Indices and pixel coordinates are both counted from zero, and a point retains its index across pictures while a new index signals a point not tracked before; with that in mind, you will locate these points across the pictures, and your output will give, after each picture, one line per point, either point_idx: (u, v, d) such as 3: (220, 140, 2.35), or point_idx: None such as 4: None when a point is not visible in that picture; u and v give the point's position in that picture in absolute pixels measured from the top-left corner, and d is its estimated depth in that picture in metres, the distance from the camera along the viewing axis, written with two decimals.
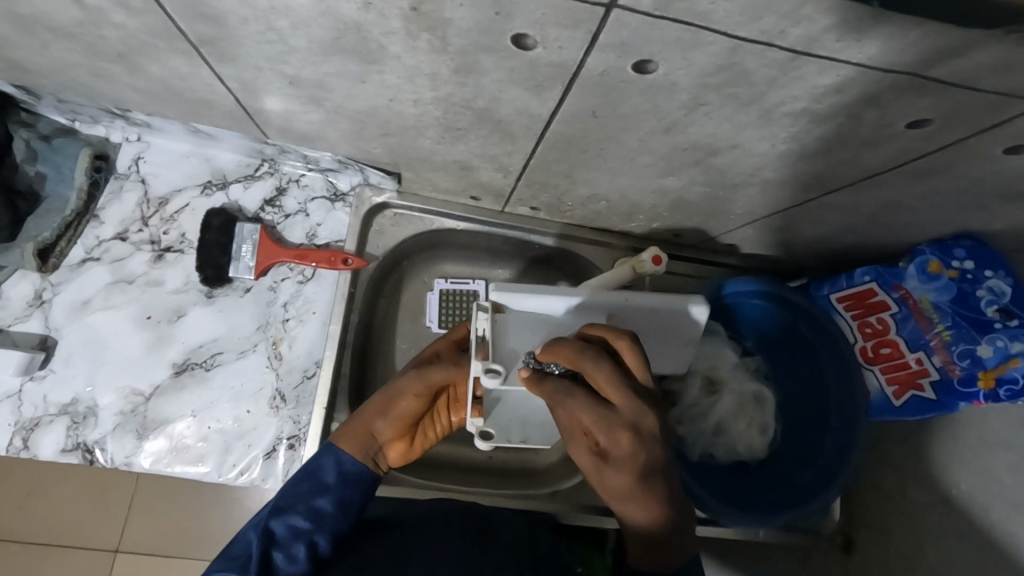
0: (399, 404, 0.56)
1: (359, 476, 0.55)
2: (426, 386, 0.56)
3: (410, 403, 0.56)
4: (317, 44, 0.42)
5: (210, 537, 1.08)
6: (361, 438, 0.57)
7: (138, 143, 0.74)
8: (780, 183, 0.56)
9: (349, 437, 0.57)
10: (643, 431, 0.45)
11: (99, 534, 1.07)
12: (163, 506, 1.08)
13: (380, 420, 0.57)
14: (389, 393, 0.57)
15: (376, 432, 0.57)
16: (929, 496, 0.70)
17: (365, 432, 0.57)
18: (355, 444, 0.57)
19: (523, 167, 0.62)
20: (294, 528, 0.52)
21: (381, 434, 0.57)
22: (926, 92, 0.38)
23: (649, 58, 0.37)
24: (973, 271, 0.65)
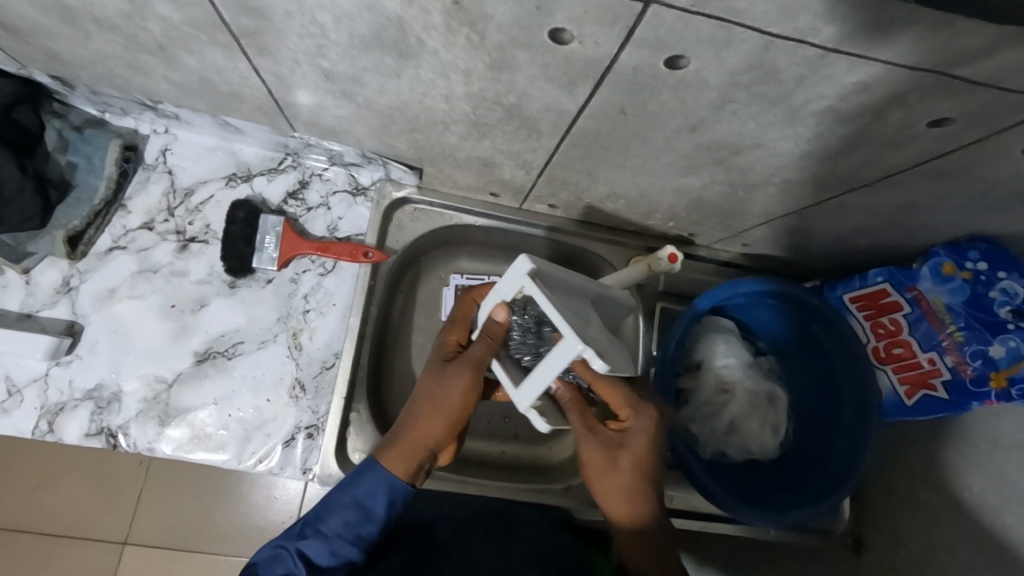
0: (451, 407, 0.57)
1: (404, 498, 0.56)
2: (475, 374, 0.58)
3: (461, 403, 0.58)
4: (356, 39, 0.43)
5: (220, 530, 1.09)
6: (411, 454, 0.56)
7: (165, 135, 0.75)
8: (799, 183, 0.57)
9: (397, 456, 0.56)
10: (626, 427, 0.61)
11: (110, 525, 1.08)
12: (173, 499, 1.09)
13: (438, 425, 0.57)
14: (437, 396, 0.58)
15: (430, 441, 0.57)
16: (941, 499, 0.70)
17: (417, 447, 0.57)
18: (406, 462, 0.56)
19: (546, 164, 0.63)
20: (337, 556, 0.53)
21: (436, 441, 0.58)
22: (951, 92, 0.39)
23: (681, 55, 0.38)
24: (986, 273, 0.65)
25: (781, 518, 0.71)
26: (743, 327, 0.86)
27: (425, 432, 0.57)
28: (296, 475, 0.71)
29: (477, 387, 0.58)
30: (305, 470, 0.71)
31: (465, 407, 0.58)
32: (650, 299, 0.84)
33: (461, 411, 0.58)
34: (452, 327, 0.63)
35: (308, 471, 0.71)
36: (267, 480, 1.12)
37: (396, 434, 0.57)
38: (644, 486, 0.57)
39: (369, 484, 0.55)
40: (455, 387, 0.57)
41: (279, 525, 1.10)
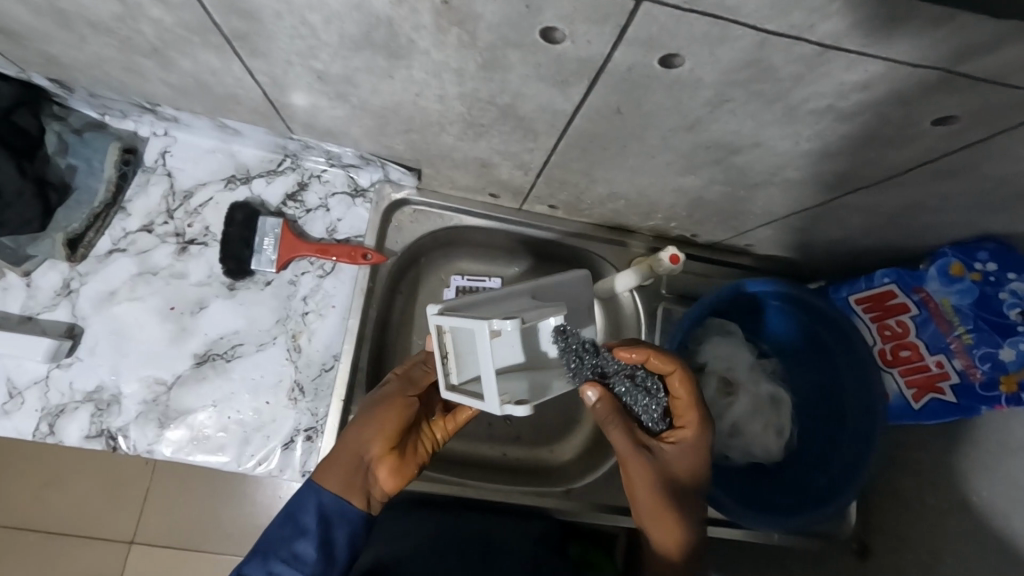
0: (363, 418, 0.61)
1: (340, 514, 0.57)
2: (400, 394, 0.62)
3: (373, 412, 0.61)
4: (346, 40, 0.43)
5: (225, 531, 1.10)
6: (338, 466, 0.59)
7: (165, 137, 0.75)
8: (802, 183, 0.56)
9: (329, 471, 0.59)
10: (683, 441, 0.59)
11: (116, 526, 1.08)
12: (179, 501, 1.10)
13: (365, 431, 0.60)
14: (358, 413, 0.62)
15: (358, 451, 0.59)
16: (949, 505, 0.69)
17: (339, 458, 0.59)
18: (335, 478, 0.58)
19: (544, 164, 0.62)
20: None
21: (363, 452, 0.60)
22: (955, 89, 0.37)
23: (675, 53, 0.37)
24: (996, 274, 0.63)
25: (782, 522, 0.70)
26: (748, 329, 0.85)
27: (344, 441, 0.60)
28: (295, 478, 0.71)
29: (393, 397, 0.61)
30: (305, 472, 0.71)
31: (381, 418, 0.60)
32: (652, 300, 0.83)
33: (384, 420, 0.60)
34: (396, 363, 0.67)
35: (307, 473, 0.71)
36: (272, 482, 1.12)
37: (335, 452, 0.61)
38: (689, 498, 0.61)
39: (302, 498, 0.57)
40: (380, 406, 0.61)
41: None
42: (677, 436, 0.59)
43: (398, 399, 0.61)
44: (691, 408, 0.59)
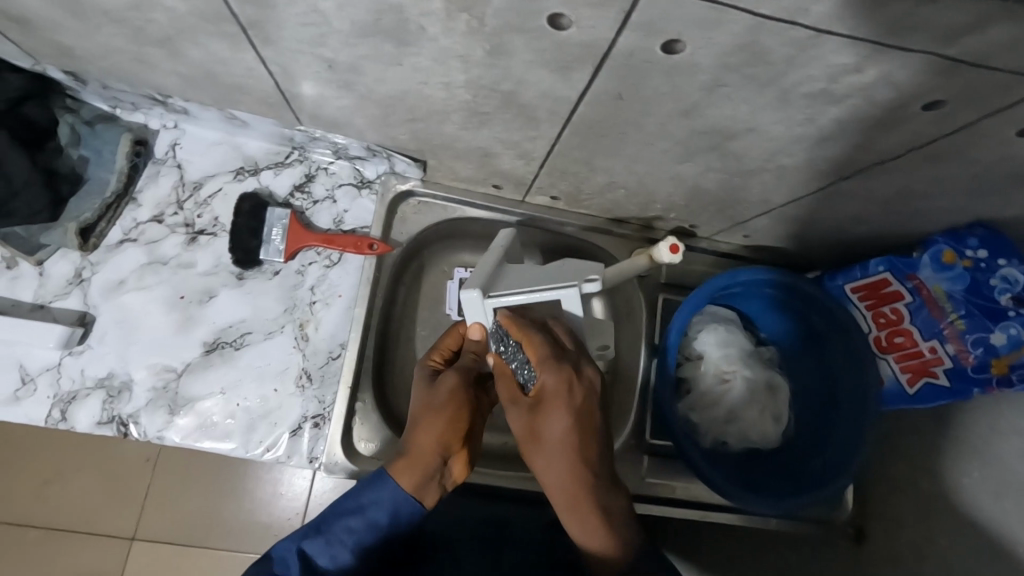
0: (441, 411, 0.60)
1: (409, 512, 0.58)
2: (461, 385, 0.63)
3: (450, 405, 0.61)
4: (358, 27, 0.45)
5: (228, 525, 1.11)
6: (420, 465, 0.59)
7: (175, 130, 0.77)
8: (796, 170, 0.58)
9: (407, 470, 0.59)
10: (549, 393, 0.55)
11: (119, 519, 1.09)
12: (182, 495, 1.11)
13: (434, 431, 0.59)
14: (427, 404, 0.61)
15: (436, 449, 0.59)
16: (943, 486, 0.70)
17: (420, 455, 0.59)
18: (413, 477, 0.58)
19: (546, 154, 0.64)
20: (335, 560, 0.56)
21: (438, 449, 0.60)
22: (941, 71, 0.39)
23: (674, 38, 0.39)
24: (986, 261, 0.65)
25: (775, 505, 0.72)
26: (744, 318, 0.86)
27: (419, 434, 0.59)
28: (302, 464, 0.72)
29: (463, 390, 0.63)
30: (311, 458, 0.72)
31: (457, 411, 0.61)
32: (651, 290, 0.85)
33: (454, 414, 0.61)
34: (437, 346, 0.68)
35: (315, 459, 0.72)
36: (273, 476, 1.13)
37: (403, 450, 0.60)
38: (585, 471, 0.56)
39: (377, 491, 0.58)
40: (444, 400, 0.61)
41: (284, 522, 1.11)
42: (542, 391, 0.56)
43: (460, 391, 0.62)
44: (537, 351, 0.56)
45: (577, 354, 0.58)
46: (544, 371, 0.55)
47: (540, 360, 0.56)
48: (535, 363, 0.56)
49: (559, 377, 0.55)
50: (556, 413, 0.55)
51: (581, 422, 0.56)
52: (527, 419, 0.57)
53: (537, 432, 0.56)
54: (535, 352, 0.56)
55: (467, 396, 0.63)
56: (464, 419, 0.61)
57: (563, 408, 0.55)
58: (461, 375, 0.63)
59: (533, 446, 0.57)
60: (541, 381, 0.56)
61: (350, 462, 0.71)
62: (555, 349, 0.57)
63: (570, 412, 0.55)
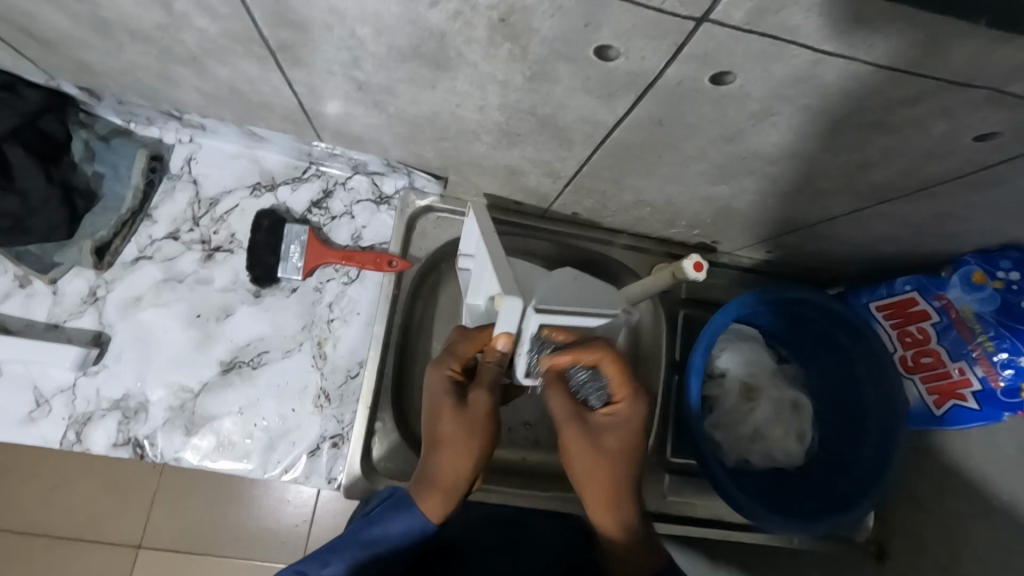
0: (477, 436, 0.58)
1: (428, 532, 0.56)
2: (487, 399, 0.59)
3: (485, 430, 0.59)
4: (395, 52, 0.43)
5: (236, 532, 1.10)
6: (449, 491, 0.57)
7: (190, 144, 0.75)
8: (832, 192, 0.57)
9: (433, 499, 0.56)
10: (620, 413, 0.59)
11: (125, 527, 1.08)
12: (189, 502, 1.10)
13: (458, 456, 0.57)
14: (464, 428, 0.58)
15: (456, 472, 0.57)
16: (971, 507, 0.69)
17: (455, 477, 0.57)
18: (435, 504, 0.56)
19: (574, 173, 0.63)
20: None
21: (457, 470, 0.58)
22: (1002, 105, 0.38)
23: (726, 69, 0.38)
24: (1019, 282, 0.64)
25: (799, 528, 0.71)
26: (766, 334, 0.85)
27: (450, 458, 0.57)
28: (321, 484, 0.71)
29: (495, 409, 0.60)
30: (330, 478, 0.71)
31: (491, 431, 0.59)
32: (671, 306, 0.84)
33: (474, 434, 0.58)
34: (455, 353, 0.61)
35: (333, 479, 0.71)
36: (281, 483, 1.12)
37: (425, 476, 0.57)
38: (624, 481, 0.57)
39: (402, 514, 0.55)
40: (476, 416, 0.59)
41: (291, 528, 1.10)
42: (614, 410, 0.60)
43: (489, 408, 0.59)
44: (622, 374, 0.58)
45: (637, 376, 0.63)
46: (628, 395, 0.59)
47: (624, 384, 0.59)
48: (619, 386, 0.59)
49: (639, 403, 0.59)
50: (625, 433, 0.58)
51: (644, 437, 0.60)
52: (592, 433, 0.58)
53: (601, 445, 0.58)
54: (618, 371, 0.58)
55: (492, 412, 0.59)
56: (487, 435, 0.59)
57: (635, 430, 0.59)
58: (494, 390, 0.60)
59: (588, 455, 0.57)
60: (622, 403, 0.59)
61: (369, 484, 0.70)
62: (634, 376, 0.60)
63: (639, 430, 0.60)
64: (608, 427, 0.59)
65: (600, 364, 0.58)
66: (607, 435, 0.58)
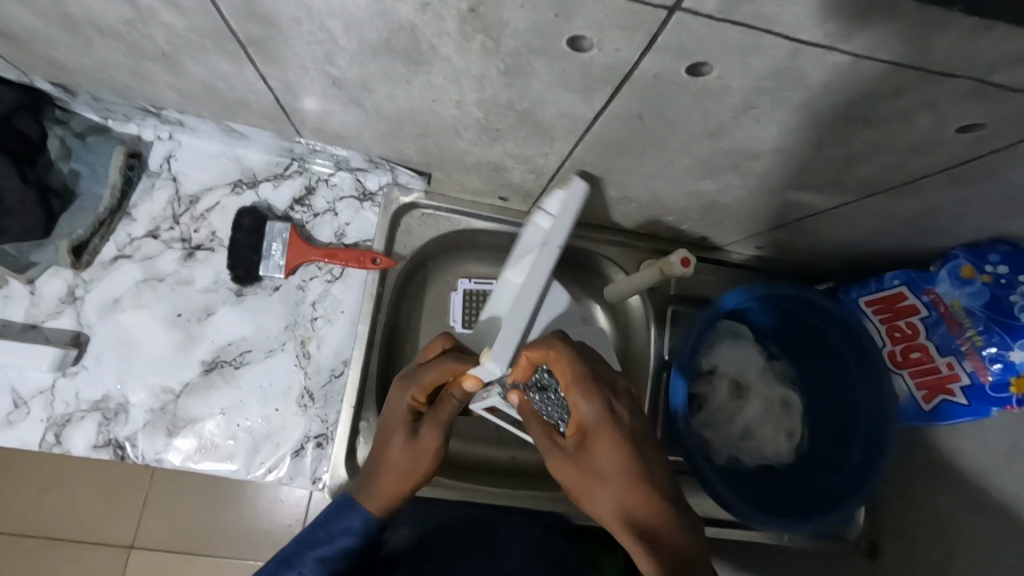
0: (418, 465, 0.61)
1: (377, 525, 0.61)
2: (441, 434, 0.62)
3: (431, 460, 0.62)
4: (366, 46, 0.42)
5: (228, 533, 1.09)
6: (384, 504, 0.61)
7: (169, 141, 0.74)
8: (818, 187, 0.56)
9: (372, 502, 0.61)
10: (586, 420, 0.57)
11: (115, 528, 1.07)
12: (180, 502, 1.09)
13: (399, 478, 0.61)
14: (412, 457, 0.61)
15: (394, 492, 0.61)
16: (961, 505, 0.69)
17: (391, 496, 0.61)
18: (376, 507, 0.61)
19: (558, 169, 0.62)
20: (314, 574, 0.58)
21: (395, 488, 0.61)
22: (986, 97, 0.37)
23: (704, 60, 0.37)
24: (1008, 276, 0.64)
25: (796, 524, 0.70)
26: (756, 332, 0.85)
27: (389, 480, 0.61)
28: (305, 485, 0.70)
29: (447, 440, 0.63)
30: (315, 479, 0.70)
31: (435, 461, 0.62)
32: (661, 303, 0.83)
33: (421, 465, 0.61)
34: (425, 380, 0.62)
35: (318, 480, 0.70)
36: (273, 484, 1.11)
37: (367, 485, 0.62)
38: (649, 494, 0.55)
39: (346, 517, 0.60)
40: (428, 448, 0.62)
41: (283, 528, 1.10)
42: (578, 421, 0.58)
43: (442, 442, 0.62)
44: (568, 374, 0.58)
45: (608, 379, 0.60)
46: (583, 399, 0.57)
47: (577, 384, 0.57)
48: (570, 391, 0.58)
49: (597, 400, 0.57)
50: (608, 445, 0.56)
51: (637, 444, 0.57)
52: (575, 459, 0.57)
53: (592, 465, 0.56)
54: (571, 374, 0.58)
55: (445, 444, 0.63)
56: (433, 466, 0.62)
57: (610, 436, 0.56)
58: (444, 428, 0.62)
59: (588, 482, 0.56)
60: (580, 409, 0.57)
61: None
62: (596, 377, 0.58)
63: (625, 432, 0.57)
64: (581, 443, 0.57)
65: (555, 365, 0.59)
66: (592, 452, 0.56)
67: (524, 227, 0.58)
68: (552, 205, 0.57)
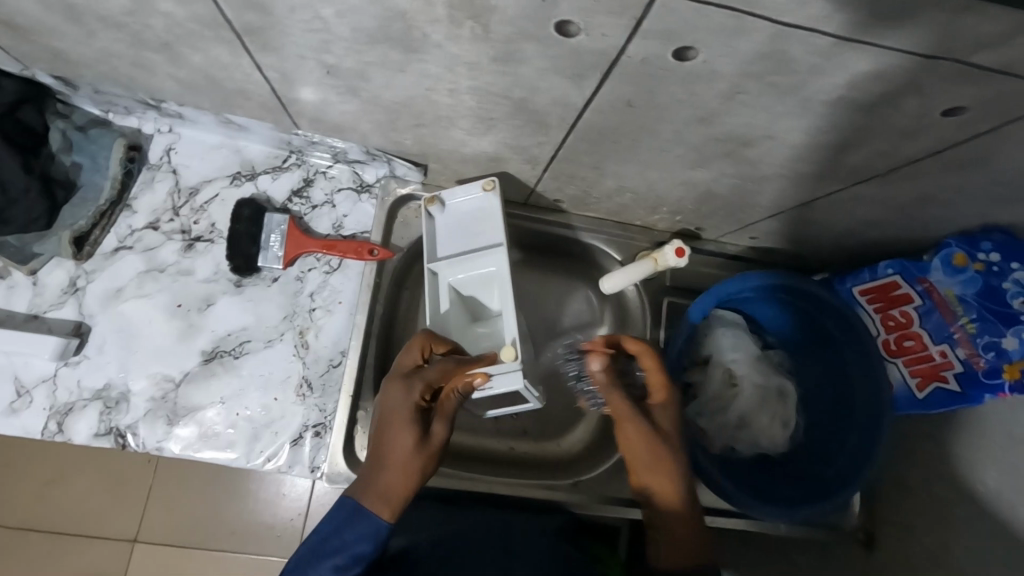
0: (429, 462, 0.58)
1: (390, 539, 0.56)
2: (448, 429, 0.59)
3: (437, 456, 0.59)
4: (359, 34, 0.43)
5: (231, 528, 1.10)
6: (397, 503, 0.57)
7: (169, 134, 0.75)
8: (809, 175, 0.56)
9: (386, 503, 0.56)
10: (656, 406, 0.64)
11: (123, 521, 1.08)
12: (187, 496, 1.10)
13: (414, 474, 0.57)
14: (425, 454, 0.58)
15: (410, 490, 0.57)
16: (954, 493, 0.69)
17: (403, 494, 0.57)
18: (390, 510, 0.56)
19: (552, 158, 0.62)
20: None
21: (410, 487, 0.57)
22: (970, 79, 0.38)
23: (690, 44, 0.38)
24: (999, 264, 0.64)
25: (784, 513, 0.71)
26: (752, 323, 0.85)
27: (394, 476, 0.57)
28: (304, 474, 0.71)
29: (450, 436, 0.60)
30: (313, 467, 0.71)
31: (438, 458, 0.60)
32: (656, 293, 0.83)
33: (429, 460, 0.58)
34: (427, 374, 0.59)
35: (316, 469, 0.71)
36: (276, 478, 1.12)
37: (377, 486, 0.57)
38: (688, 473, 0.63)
39: (356, 528, 0.55)
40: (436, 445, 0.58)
41: (286, 522, 1.11)
42: (654, 404, 0.64)
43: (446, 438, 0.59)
44: (659, 367, 0.64)
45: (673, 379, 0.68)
46: (670, 393, 0.64)
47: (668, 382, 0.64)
48: (658, 382, 0.64)
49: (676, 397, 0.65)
50: (670, 425, 0.63)
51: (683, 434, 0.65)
52: (647, 426, 0.62)
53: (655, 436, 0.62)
54: (658, 368, 0.64)
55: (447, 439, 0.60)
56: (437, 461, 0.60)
57: (675, 424, 0.64)
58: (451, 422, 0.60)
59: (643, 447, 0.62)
60: (661, 396, 0.64)
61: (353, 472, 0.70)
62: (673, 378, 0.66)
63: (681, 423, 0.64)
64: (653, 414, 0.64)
65: (643, 356, 0.64)
66: (660, 431, 0.63)
67: (426, 221, 0.69)
68: (449, 201, 0.70)
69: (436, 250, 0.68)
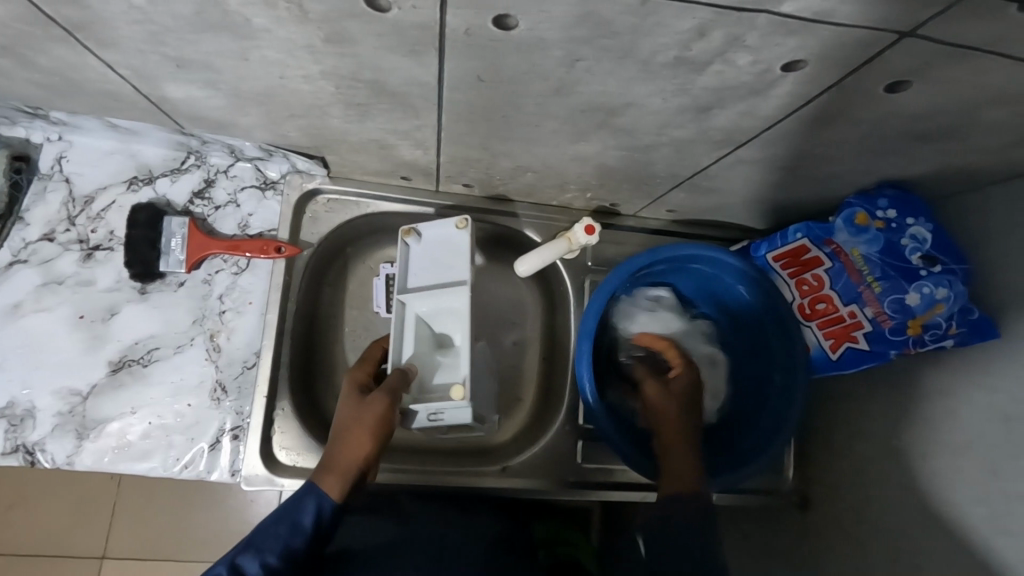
0: (370, 428, 0.59)
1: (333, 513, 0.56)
2: (391, 401, 0.60)
3: (379, 426, 0.60)
4: (183, 21, 0.42)
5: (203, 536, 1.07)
6: (343, 469, 0.58)
7: (60, 142, 0.73)
8: (688, 141, 0.55)
9: (330, 472, 0.57)
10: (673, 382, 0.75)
11: (96, 533, 1.05)
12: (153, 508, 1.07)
13: (358, 436, 0.59)
14: (361, 419, 0.59)
15: (355, 455, 0.58)
16: (873, 451, 0.69)
17: (347, 464, 0.58)
18: (336, 480, 0.57)
19: (439, 141, 0.61)
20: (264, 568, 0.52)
21: (355, 454, 0.58)
22: (791, 31, 0.37)
23: (505, 11, 0.37)
24: (897, 220, 0.65)
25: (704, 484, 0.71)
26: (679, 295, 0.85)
27: (335, 479, 0.57)
28: (224, 478, 0.70)
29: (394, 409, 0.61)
30: (233, 471, 0.70)
31: (384, 429, 0.60)
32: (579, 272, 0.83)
33: (375, 427, 0.59)
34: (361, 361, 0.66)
35: (236, 472, 0.70)
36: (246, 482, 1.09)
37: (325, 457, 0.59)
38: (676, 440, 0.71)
39: (302, 499, 0.56)
40: (375, 415, 0.59)
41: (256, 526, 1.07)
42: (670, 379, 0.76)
43: (390, 408, 0.60)
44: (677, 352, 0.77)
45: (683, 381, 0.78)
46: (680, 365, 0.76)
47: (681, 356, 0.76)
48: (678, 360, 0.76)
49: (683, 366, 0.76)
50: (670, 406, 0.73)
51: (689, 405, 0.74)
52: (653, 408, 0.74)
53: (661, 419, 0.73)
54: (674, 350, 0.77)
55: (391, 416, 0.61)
56: (383, 428, 0.60)
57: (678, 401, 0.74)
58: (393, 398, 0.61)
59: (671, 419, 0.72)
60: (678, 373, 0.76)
61: (271, 473, 0.70)
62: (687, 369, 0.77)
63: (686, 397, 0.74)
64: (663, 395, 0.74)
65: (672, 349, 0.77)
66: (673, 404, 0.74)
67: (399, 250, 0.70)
68: (426, 234, 0.70)
69: (408, 280, 0.69)
